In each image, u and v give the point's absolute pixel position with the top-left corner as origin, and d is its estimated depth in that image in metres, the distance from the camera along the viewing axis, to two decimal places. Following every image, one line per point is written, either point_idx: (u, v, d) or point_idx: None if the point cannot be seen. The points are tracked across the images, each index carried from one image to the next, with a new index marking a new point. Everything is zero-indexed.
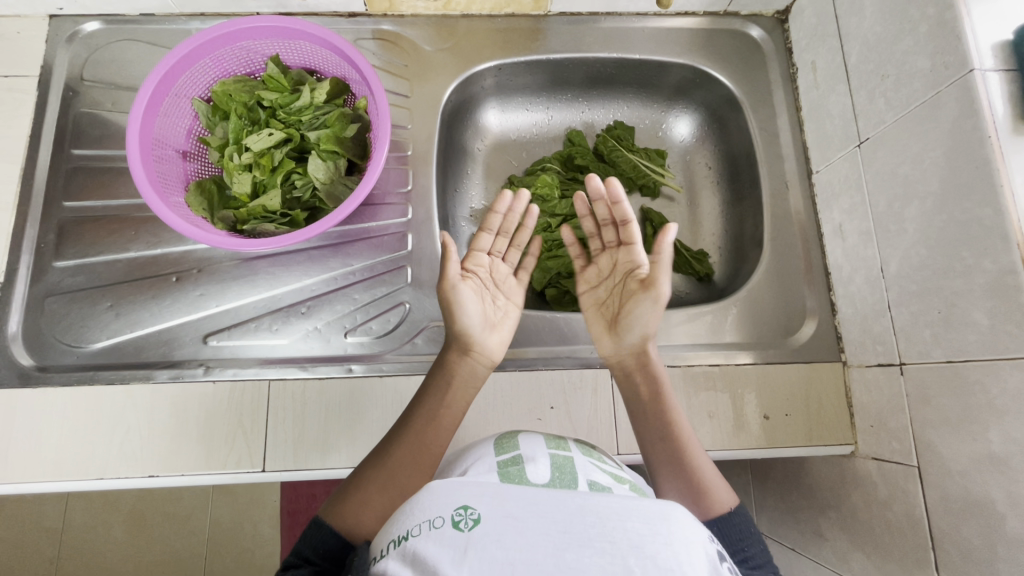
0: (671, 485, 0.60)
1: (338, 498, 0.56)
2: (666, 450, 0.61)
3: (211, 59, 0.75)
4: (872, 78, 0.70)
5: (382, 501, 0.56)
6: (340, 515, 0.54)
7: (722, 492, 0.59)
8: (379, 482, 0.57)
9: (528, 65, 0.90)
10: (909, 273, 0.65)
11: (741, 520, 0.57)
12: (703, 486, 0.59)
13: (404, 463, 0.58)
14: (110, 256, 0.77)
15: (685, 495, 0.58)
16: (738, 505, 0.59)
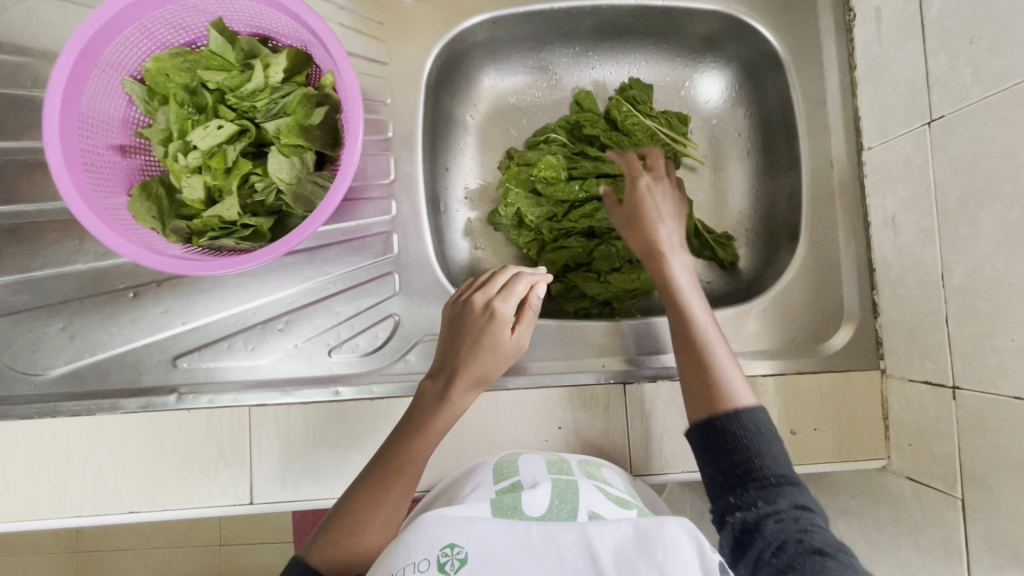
0: (692, 388, 0.58)
1: (325, 531, 0.53)
2: (688, 343, 0.60)
3: (138, 29, 0.61)
4: (956, 40, 0.56)
5: (376, 533, 0.53)
6: (328, 553, 0.52)
7: (741, 393, 0.57)
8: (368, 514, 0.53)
9: (527, 16, 0.74)
10: (976, 287, 0.55)
11: (754, 420, 0.55)
12: (723, 384, 0.57)
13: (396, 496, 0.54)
14: (55, 270, 0.68)
15: (704, 396, 0.57)
16: (759, 408, 0.56)
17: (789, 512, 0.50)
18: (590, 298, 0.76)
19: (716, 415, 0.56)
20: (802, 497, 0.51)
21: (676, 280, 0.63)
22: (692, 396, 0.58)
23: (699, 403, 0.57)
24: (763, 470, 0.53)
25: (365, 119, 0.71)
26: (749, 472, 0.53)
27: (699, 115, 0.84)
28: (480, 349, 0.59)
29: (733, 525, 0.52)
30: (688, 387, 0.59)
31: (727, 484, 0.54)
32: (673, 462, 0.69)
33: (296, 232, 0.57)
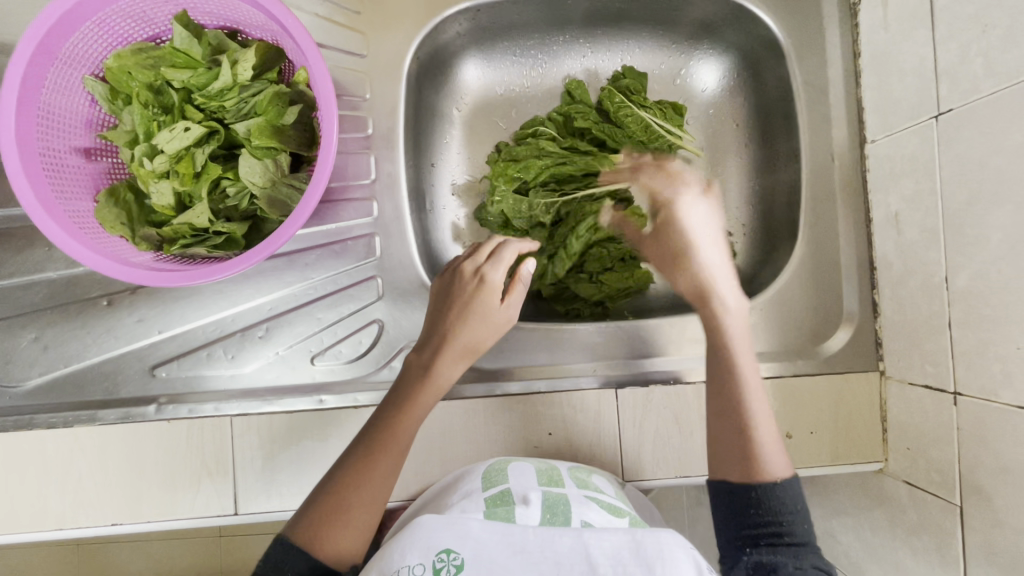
0: (719, 456, 0.54)
1: (307, 514, 0.49)
2: (723, 392, 0.55)
3: (96, 25, 0.57)
4: (967, 28, 0.53)
5: (357, 522, 0.49)
6: (311, 538, 0.48)
7: (777, 460, 0.53)
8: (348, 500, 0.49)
9: (513, 2, 0.70)
10: (981, 292, 0.53)
11: (790, 493, 0.52)
12: (761, 457, 0.53)
13: (381, 477, 0.51)
14: (25, 278, 0.65)
15: (738, 465, 0.53)
16: (791, 477, 0.53)
17: (806, 560, 0.50)
18: (584, 300, 0.75)
19: (746, 487, 0.52)
20: (817, 555, 0.50)
21: (725, 325, 0.59)
22: (720, 459, 0.54)
23: (733, 470, 0.53)
24: (789, 530, 0.51)
25: (344, 116, 0.68)
26: (773, 533, 0.51)
27: (695, 105, 0.80)
28: (470, 321, 0.58)
29: (748, 566, 0.50)
30: (714, 442, 0.55)
31: (750, 532, 0.51)
32: (665, 468, 0.67)
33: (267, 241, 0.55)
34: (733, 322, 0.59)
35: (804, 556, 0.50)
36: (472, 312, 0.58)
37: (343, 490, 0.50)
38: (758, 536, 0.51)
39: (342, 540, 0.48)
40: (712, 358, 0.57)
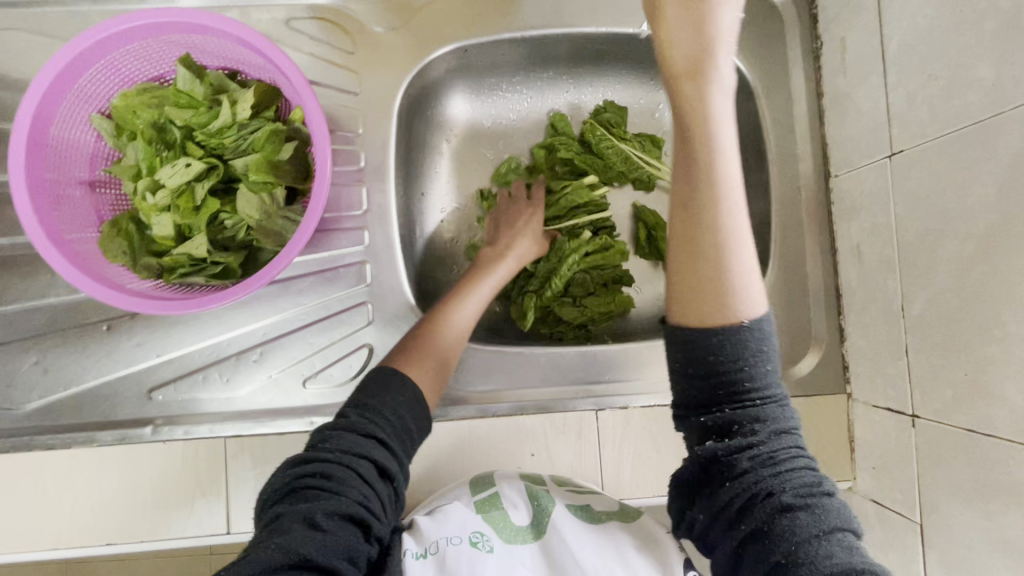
0: (683, 264, 0.45)
1: (394, 354, 0.60)
2: (692, 225, 0.44)
3: (104, 66, 0.61)
4: (915, 77, 0.57)
5: (439, 355, 0.62)
6: (403, 360, 0.59)
7: (748, 300, 0.44)
8: (432, 341, 0.62)
9: (499, 43, 0.74)
10: (933, 321, 0.57)
11: (750, 342, 0.44)
12: (727, 272, 0.44)
13: (455, 328, 0.64)
14: (27, 304, 0.68)
15: (690, 294, 0.44)
16: (762, 316, 0.44)
17: (776, 484, 0.42)
18: (567, 322, 0.77)
19: (707, 331, 0.44)
20: (789, 439, 0.44)
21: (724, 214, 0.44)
22: (676, 279, 0.45)
23: (679, 303, 0.45)
24: (755, 384, 0.44)
25: (338, 150, 0.71)
26: (735, 386, 0.44)
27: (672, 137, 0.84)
28: (514, 244, 0.73)
29: (703, 458, 0.44)
30: (674, 264, 0.45)
31: (705, 399, 0.45)
32: (644, 486, 0.70)
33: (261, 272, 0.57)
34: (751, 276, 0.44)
35: (770, 445, 0.43)
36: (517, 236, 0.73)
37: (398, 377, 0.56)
38: (714, 393, 0.44)
39: (427, 371, 0.60)
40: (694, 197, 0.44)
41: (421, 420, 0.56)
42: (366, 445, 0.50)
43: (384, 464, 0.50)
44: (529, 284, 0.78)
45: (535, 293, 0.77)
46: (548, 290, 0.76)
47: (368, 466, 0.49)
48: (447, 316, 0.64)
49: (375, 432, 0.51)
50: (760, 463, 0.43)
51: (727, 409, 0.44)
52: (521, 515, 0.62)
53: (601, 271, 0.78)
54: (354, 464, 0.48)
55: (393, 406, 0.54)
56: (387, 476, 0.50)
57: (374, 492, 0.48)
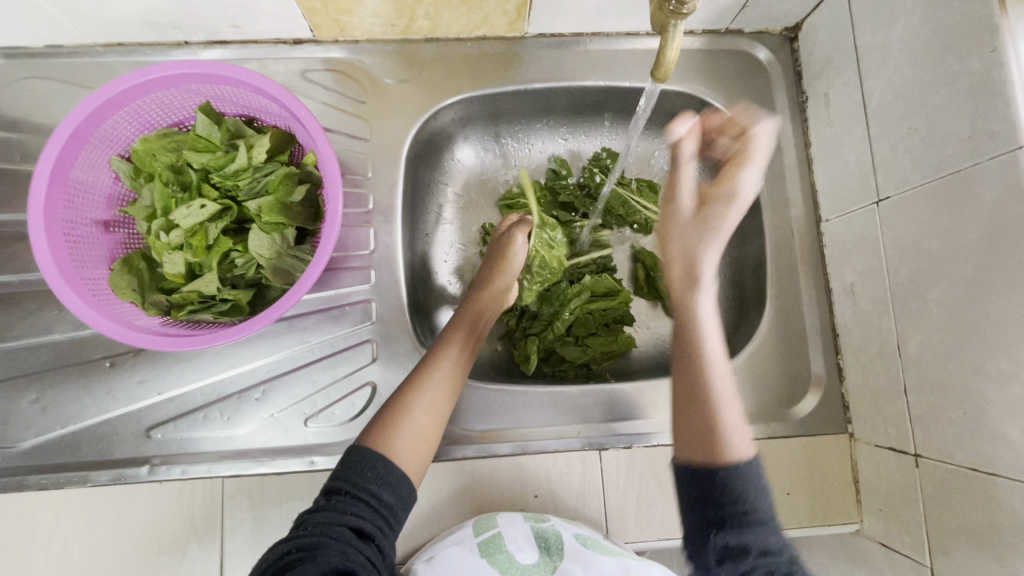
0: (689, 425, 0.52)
1: (369, 427, 0.56)
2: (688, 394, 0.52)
3: (127, 112, 0.64)
4: (896, 129, 0.60)
5: (420, 421, 0.57)
6: (374, 436, 0.54)
7: (742, 441, 0.50)
8: (409, 409, 0.57)
9: (503, 95, 0.78)
10: (929, 361, 0.58)
11: (750, 480, 0.48)
12: (722, 429, 0.50)
13: (432, 388, 0.59)
14: (32, 340, 0.68)
15: (699, 440, 0.50)
16: (754, 458, 0.49)
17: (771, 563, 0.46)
18: (570, 362, 0.79)
19: (709, 468, 0.49)
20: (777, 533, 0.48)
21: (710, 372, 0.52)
22: (682, 438, 0.52)
23: (687, 447, 0.51)
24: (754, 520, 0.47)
25: (347, 193, 0.74)
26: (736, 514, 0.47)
27: (668, 183, 0.87)
28: (498, 278, 0.69)
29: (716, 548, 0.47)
30: (681, 425, 0.52)
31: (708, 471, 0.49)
32: (650, 529, 0.69)
33: (263, 313, 0.58)
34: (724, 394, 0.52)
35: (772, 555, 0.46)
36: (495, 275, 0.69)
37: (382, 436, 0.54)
38: (715, 517, 0.48)
39: (403, 443, 0.54)
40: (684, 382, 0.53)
41: (400, 485, 0.52)
42: (339, 514, 0.47)
43: (359, 525, 0.47)
44: (532, 326, 0.79)
45: (538, 336, 0.78)
46: (550, 333, 0.78)
47: (342, 531, 0.46)
48: (427, 376, 0.60)
49: (347, 505, 0.48)
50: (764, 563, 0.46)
51: (730, 508, 0.47)
52: (523, 557, 0.63)
53: (602, 309, 0.79)
54: (328, 530, 0.45)
55: (368, 480, 0.50)
56: (366, 536, 0.47)
57: (355, 551, 0.45)
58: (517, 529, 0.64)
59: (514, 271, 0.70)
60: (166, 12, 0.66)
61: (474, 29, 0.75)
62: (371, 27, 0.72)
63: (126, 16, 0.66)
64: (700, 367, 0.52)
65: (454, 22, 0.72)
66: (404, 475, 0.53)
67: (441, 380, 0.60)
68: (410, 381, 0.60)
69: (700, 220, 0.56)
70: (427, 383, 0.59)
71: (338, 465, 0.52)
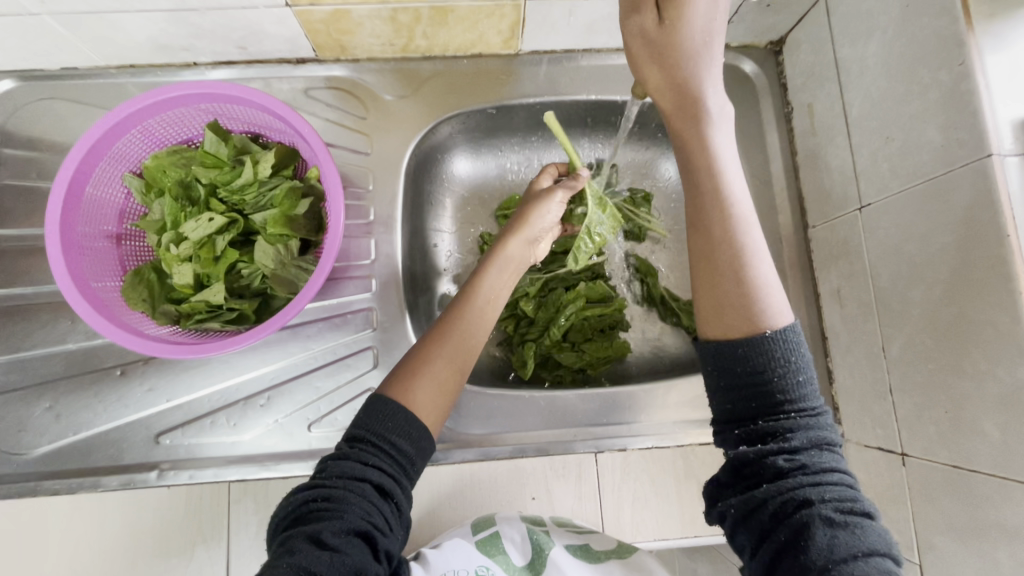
0: (714, 301, 0.48)
1: (391, 376, 0.55)
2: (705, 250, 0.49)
3: (139, 131, 0.67)
4: (875, 138, 0.63)
5: (439, 376, 0.55)
6: (395, 387, 0.54)
7: (776, 312, 0.47)
8: (429, 360, 0.55)
9: (498, 110, 0.81)
10: (911, 361, 0.60)
11: (785, 351, 0.45)
12: (760, 296, 0.47)
13: (452, 341, 0.57)
14: (46, 350, 0.71)
15: (723, 317, 0.47)
16: (790, 325, 0.46)
17: (813, 492, 0.42)
18: (566, 367, 0.80)
19: (736, 341, 0.46)
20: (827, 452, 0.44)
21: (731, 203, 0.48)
22: (705, 311, 0.48)
23: (711, 321, 0.48)
24: (792, 395, 0.45)
25: (349, 205, 0.76)
26: (769, 394, 0.45)
27: (660, 192, 0.90)
28: (525, 226, 0.65)
29: (737, 460, 0.45)
30: (703, 285, 0.49)
31: (738, 413, 0.47)
32: (645, 530, 0.70)
33: (268, 321, 0.60)
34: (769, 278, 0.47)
35: (801, 453, 0.44)
36: (524, 221, 0.65)
37: (401, 391, 0.54)
38: (749, 409, 0.46)
39: (424, 395, 0.54)
40: (717, 245, 0.48)
41: (420, 437, 0.52)
42: (360, 469, 0.48)
43: (380, 480, 0.48)
44: (529, 333, 0.82)
45: (535, 342, 0.80)
46: (547, 339, 0.79)
47: (364, 487, 0.47)
48: (448, 326, 0.57)
49: (368, 457, 0.49)
50: (797, 468, 0.43)
51: (760, 422, 0.45)
52: (519, 554, 0.64)
53: (597, 315, 0.81)
54: (352, 485, 0.47)
55: (389, 432, 0.51)
56: (386, 492, 0.48)
57: (375, 509, 0.47)
58: (515, 528, 0.65)
59: (546, 219, 0.67)
60: (176, 35, 0.70)
61: (469, 47, 0.78)
62: (371, 46, 0.75)
63: (138, 40, 0.70)
64: (720, 196, 0.48)
65: (450, 40, 0.76)
66: (424, 426, 0.53)
67: (466, 329, 0.58)
68: (433, 330, 0.58)
69: (663, 38, 0.48)
70: (450, 333, 0.57)
71: (362, 410, 0.52)
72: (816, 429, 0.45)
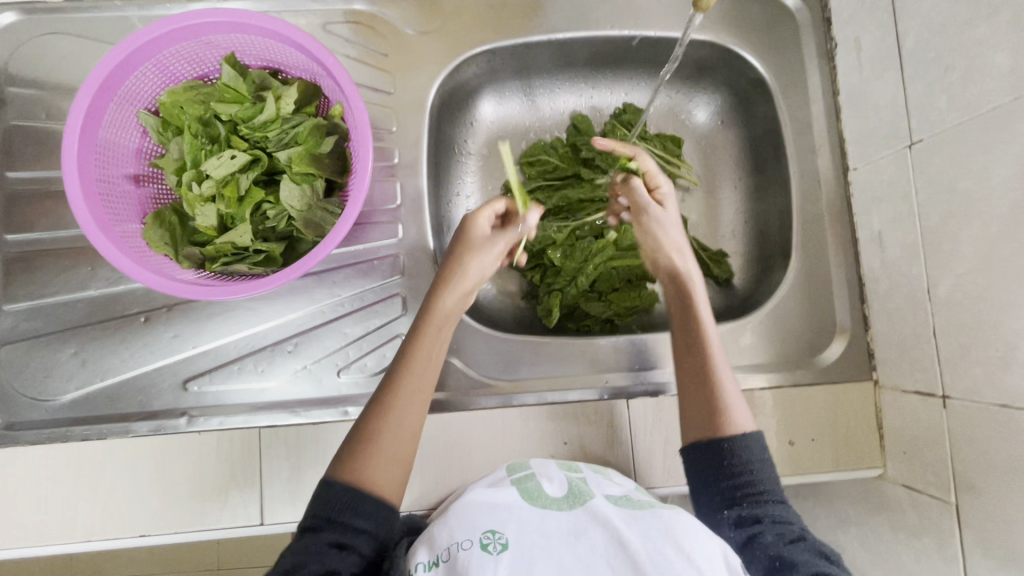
0: (691, 410, 0.58)
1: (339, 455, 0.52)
2: (698, 373, 0.59)
3: (153, 64, 0.63)
4: (931, 69, 0.60)
5: (395, 446, 0.52)
6: (346, 466, 0.51)
7: (743, 418, 0.57)
8: (381, 432, 0.52)
9: (526, 46, 0.77)
10: (960, 302, 0.58)
11: (754, 448, 0.56)
12: (726, 411, 0.57)
13: (399, 411, 0.53)
14: (68, 296, 0.69)
15: (704, 420, 0.57)
16: (756, 430, 0.57)
17: (799, 538, 0.51)
18: (594, 317, 0.79)
19: (715, 442, 0.56)
20: (784, 505, 0.54)
21: (719, 380, 0.58)
22: (688, 419, 0.58)
23: (694, 424, 0.58)
24: (766, 484, 0.55)
25: None
26: (751, 486, 0.54)
27: (691, 138, 0.86)
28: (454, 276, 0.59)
29: (730, 518, 0.54)
30: (686, 406, 0.59)
31: (730, 488, 0.55)
32: (677, 474, 0.70)
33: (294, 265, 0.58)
34: (737, 404, 0.57)
35: (779, 517, 0.53)
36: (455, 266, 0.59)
37: (353, 467, 0.51)
38: (735, 491, 0.55)
39: (381, 477, 0.51)
40: (694, 365, 0.59)
41: (373, 503, 0.50)
42: (315, 535, 0.48)
43: (338, 538, 0.48)
44: (555, 282, 0.79)
45: (561, 291, 0.78)
46: (574, 288, 0.78)
47: (320, 548, 0.47)
48: (390, 403, 0.54)
49: (322, 526, 0.49)
50: (780, 523, 0.53)
51: (746, 493, 0.54)
52: (556, 487, 0.58)
53: (627, 265, 0.79)
54: (310, 550, 0.47)
55: (340, 508, 0.49)
56: (348, 547, 0.48)
57: (334, 563, 0.47)
58: (550, 470, 0.61)
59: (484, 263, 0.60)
60: None
61: None
62: None
63: None
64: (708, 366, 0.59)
65: None
66: (378, 501, 0.50)
67: (409, 387, 0.55)
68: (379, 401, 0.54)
69: None
70: (393, 406, 0.53)
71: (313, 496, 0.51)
72: (783, 508, 0.54)
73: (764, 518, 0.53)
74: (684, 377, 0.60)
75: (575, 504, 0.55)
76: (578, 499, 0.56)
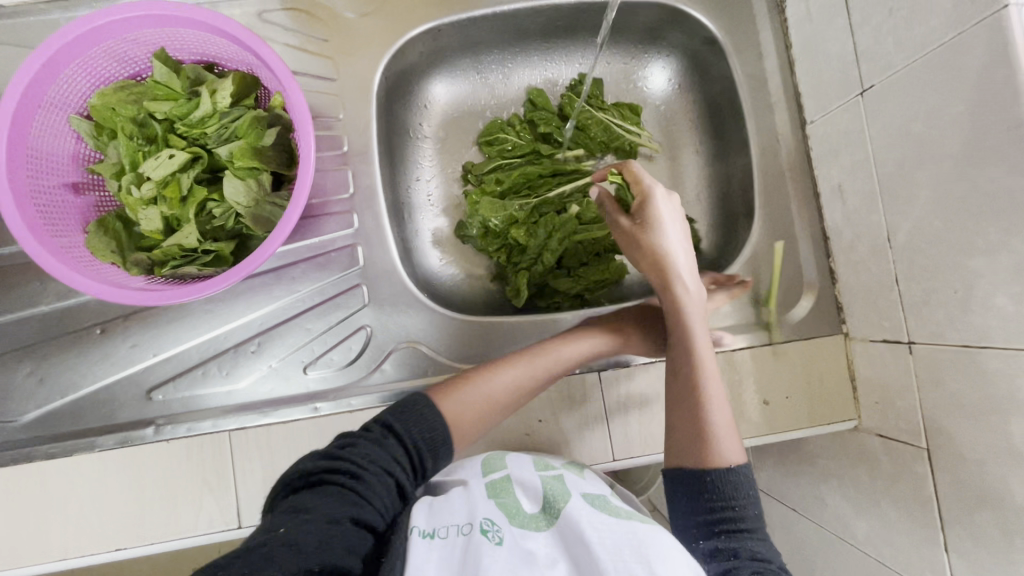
0: (681, 437, 0.56)
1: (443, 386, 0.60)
2: (686, 399, 0.57)
3: (79, 66, 0.61)
4: (878, 11, 0.59)
5: (469, 401, 0.58)
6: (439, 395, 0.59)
7: (730, 450, 0.54)
8: (483, 376, 0.61)
9: (472, 21, 0.75)
10: (919, 246, 0.58)
11: (737, 483, 0.53)
12: (713, 442, 0.54)
13: (482, 385, 0.60)
14: (19, 313, 0.68)
15: (687, 450, 0.55)
16: (743, 464, 0.54)
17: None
18: (563, 293, 0.78)
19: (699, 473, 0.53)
20: (765, 543, 0.51)
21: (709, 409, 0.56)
22: (674, 447, 0.56)
23: (678, 451, 0.55)
24: (745, 517, 0.51)
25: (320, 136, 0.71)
26: (728, 517, 0.51)
27: (649, 104, 0.85)
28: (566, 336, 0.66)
29: (703, 551, 0.51)
30: (674, 433, 0.57)
31: (706, 517, 0.52)
32: (654, 444, 0.69)
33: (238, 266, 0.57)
34: (725, 432, 0.55)
35: (758, 555, 0.49)
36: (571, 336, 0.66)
37: (439, 395, 0.58)
38: (712, 523, 0.52)
39: (456, 405, 0.58)
40: (683, 388, 0.57)
41: (437, 440, 0.55)
42: (375, 448, 0.51)
43: (397, 470, 0.51)
44: (520, 260, 0.78)
45: (527, 269, 0.77)
46: (540, 265, 0.76)
47: (381, 459, 0.50)
48: (478, 377, 0.61)
49: (387, 447, 0.52)
50: (757, 562, 0.49)
51: (723, 526, 0.51)
52: (531, 501, 0.54)
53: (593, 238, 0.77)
54: (362, 455, 0.49)
55: (419, 434, 0.54)
56: (403, 486, 0.51)
57: (389, 475, 0.50)
58: (528, 472, 0.58)
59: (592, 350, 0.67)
60: None
61: None
62: None
63: None
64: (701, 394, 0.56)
65: None
66: (435, 428, 0.55)
67: (501, 380, 0.61)
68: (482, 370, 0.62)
69: None
70: (483, 376, 0.61)
71: (401, 408, 0.56)
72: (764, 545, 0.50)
73: (739, 550, 0.49)
74: (674, 402, 0.58)
75: (552, 521, 0.51)
76: (554, 512, 0.52)
